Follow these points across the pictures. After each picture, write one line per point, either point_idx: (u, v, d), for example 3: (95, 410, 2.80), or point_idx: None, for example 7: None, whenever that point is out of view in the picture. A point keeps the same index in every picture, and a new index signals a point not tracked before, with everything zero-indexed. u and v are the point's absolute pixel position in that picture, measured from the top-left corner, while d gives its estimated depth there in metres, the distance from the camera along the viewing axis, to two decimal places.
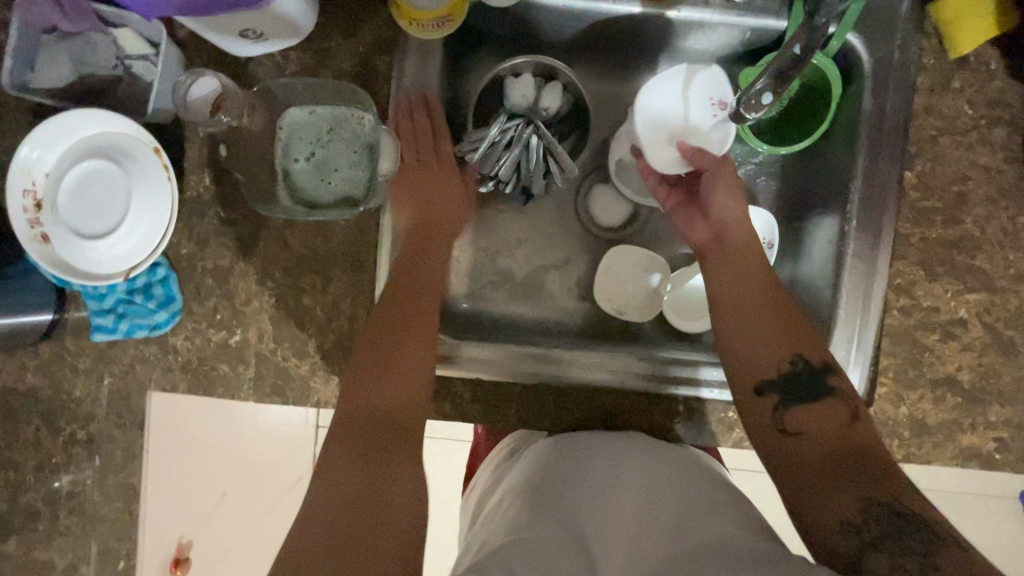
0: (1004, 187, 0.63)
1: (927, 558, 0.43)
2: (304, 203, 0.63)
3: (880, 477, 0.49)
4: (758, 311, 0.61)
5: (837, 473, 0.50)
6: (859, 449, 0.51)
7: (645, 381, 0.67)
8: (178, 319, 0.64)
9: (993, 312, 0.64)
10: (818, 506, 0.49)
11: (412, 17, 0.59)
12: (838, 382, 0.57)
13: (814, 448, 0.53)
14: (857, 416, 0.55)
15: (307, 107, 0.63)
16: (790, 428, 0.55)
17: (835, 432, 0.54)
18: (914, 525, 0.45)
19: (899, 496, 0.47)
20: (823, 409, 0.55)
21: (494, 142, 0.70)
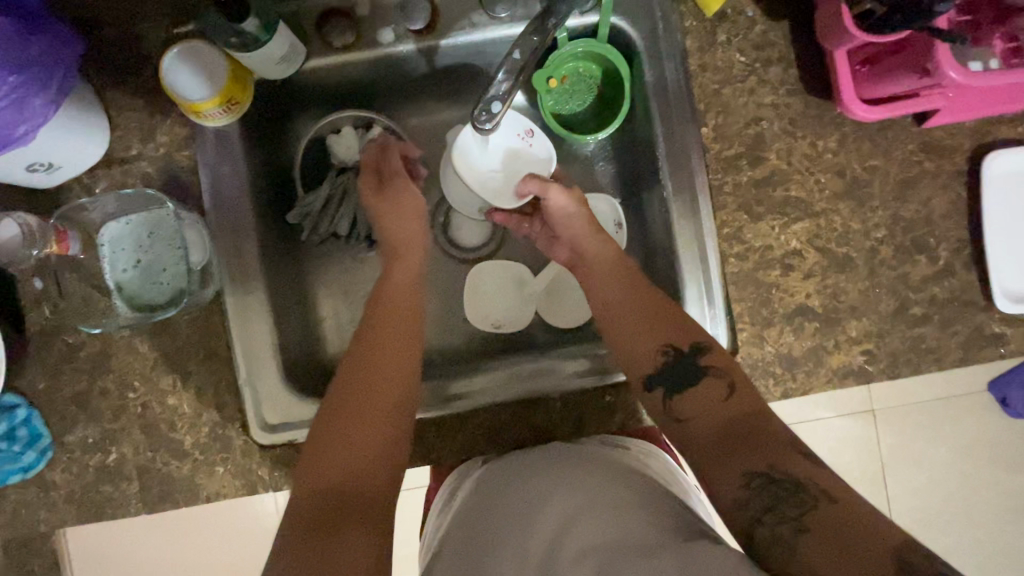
0: (795, 118, 0.66)
1: (798, 520, 0.43)
2: (140, 309, 0.65)
3: (757, 448, 0.48)
4: (629, 311, 0.60)
5: (725, 450, 0.49)
6: (735, 420, 0.51)
7: (539, 384, 0.68)
8: (50, 454, 0.64)
9: (822, 234, 0.66)
10: (711, 482, 0.48)
11: (194, 110, 0.61)
12: (710, 359, 0.55)
13: (699, 438, 0.52)
14: (734, 385, 0.53)
15: (122, 218, 0.65)
16: (679, 415, 0.54)
17: (713, 412, 0.52)
18: (787, 490, 0.45)
19: (774, 463, 0.46)
20: (703, 390, 0.54)
21: (327, 201, 0.72)
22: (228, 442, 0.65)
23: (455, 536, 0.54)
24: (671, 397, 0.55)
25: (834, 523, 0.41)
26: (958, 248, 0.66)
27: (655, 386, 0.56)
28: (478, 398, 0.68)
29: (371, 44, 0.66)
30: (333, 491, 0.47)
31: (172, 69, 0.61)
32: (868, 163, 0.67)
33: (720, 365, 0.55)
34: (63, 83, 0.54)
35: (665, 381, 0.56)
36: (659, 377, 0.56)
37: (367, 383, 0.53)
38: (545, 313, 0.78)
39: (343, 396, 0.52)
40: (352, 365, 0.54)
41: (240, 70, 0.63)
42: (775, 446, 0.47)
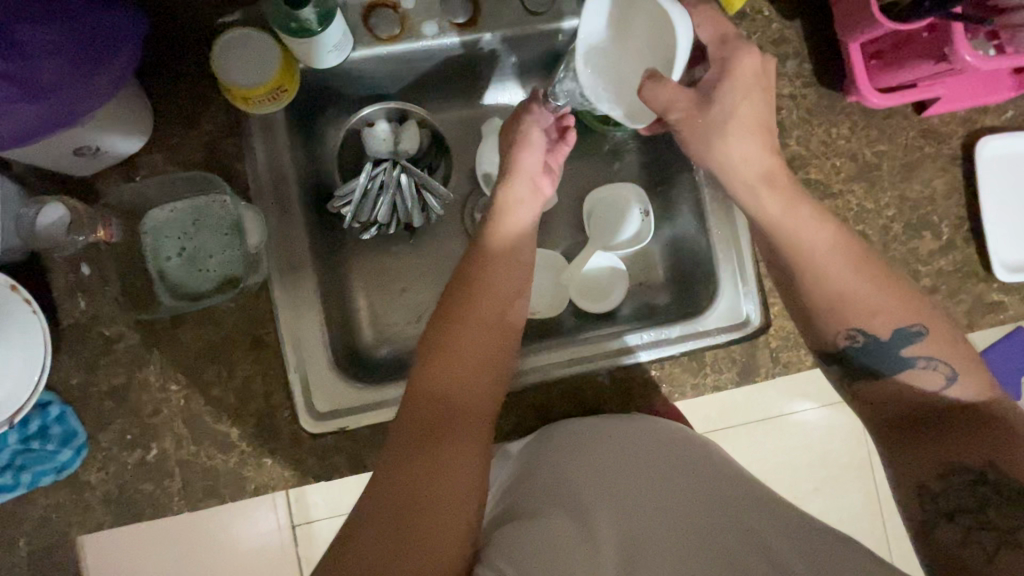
0: (810, 107, 0.72)
1: (1011, 536, 0.48)
2: (186, 297, 0.64)
3: (975, 441, 0.51)
4: (833, 291, 0.55)
5: (940, 436, 0.52)
6: (951, 409, 0.53)
7: (575, 365, 0.69)
8: (85, 452, 0.61)
9: (840, 214, 0.72)
10: (903, 460, 0.53)
11: (245, 96, 0.61)
12: (930, 347, 0.54)
13: (886, 412, 0.56)
14: (954, 373, 0.53)
15: (166, 206, 0.64)
16: (862, 397, 0.58)
17: (926, 398, 0.54)
18: (1000, 490, 0.49)
19: (995, 460, 0.50)
20: (911, 377, 0.54)
21: (366, 190, 0.72)
22: (277, 432, 0.64)
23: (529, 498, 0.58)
24: (863, 377, 0.57)
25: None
26: (959, 224, 0.73)
27: (833, 364, 0.58)
28: (517, 381, 0.68)
29: (415, 36, 0.68)
30: (433, 422, 0.51)
31: (224, 55, 0.61)
32: (877, 148, 0.73)
33: (936, 354, 0.53)
34: (131, 56, 0.54)
35: (862, 362, 0.56)
36: (841, 358, 0.57)
37: (454, 361, 0.54)
38: (578, 300, 0.80)
39: (442, 339, 0.55)
40: (453, 306, 0.57)
41: (290, 59, 0.64)
42: (1004, 445, 0.50)
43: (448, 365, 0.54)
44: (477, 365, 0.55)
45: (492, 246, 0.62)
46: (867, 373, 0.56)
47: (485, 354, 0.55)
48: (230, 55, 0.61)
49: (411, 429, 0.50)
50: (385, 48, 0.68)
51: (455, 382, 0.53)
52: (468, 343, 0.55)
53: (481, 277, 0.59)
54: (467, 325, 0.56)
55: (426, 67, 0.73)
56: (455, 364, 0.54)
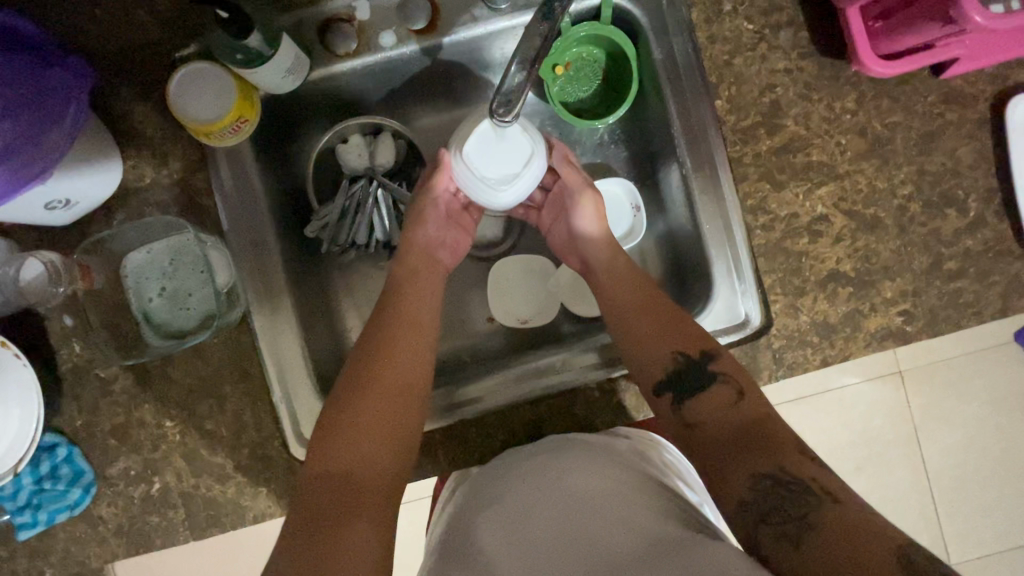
0: (809, 81, 0.65)
1: (802, 520, 0.45)
2: (171, 336, 0.65)
3: (769, 455, 0.50)
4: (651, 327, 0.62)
5: (736, 452, 0.51)
6: (745, 427, 0.53)
7: (556, 380, 0.67)
8: (95, 489, 0.64)
9: (848, 196, 0.65)
10: (718, 482, 0.51)
11: (205, 132, 0.60)
12: (721, 365, 0.57)
13: (707, 441, 0.54)
14: (744, 391, 0.55)
15: (143, 247, 0.65)
16: (689, 420, 0.56)
17: (725, 416, 0.54)
18: (794, 491, 0.46)
19: (784, 465, 0.49)
20: (710, 395, 0.56)
21: (345, 210, 0.72)
22: (270, 461, 0.65)
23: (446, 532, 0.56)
24: (679, 400, 0.57)
25: (840, 520, 0.43)
26: (988, 197, 0.65)
27: (664, 391, 0.58)
28: (493, 400, 0.67)
29: (373, 49, 0.65)
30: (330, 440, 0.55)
31: (180, 91, 0.60)
32: (889, 120, 0.65)
33: (727, 370, 0.57)
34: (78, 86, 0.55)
35: (672, 388, 0.58)
36: (671, 382, 0.58)
37: (357, 432, 0.55)
38: (572, 304, 0.77)
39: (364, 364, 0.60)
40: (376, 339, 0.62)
41: (247, 87, 0.62)
42: (784, 450, 0.50)
43: (341, 429, 0.55)
44: (392, 423, 0.57)
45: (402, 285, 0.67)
46: (683, 394, 0.57)
47: (397, 414, 0.57)
48: (187, 91, 0.60)
49: (305, 504, 0.50)
50: (347, 64, 0.66)
51: (355, 447, 0.54)
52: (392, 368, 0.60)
53: (403, 344, 0.62)
54: (379, 391, 0.58)
55: (391, 78, 0.70)
56: (369, 431, 0.55)
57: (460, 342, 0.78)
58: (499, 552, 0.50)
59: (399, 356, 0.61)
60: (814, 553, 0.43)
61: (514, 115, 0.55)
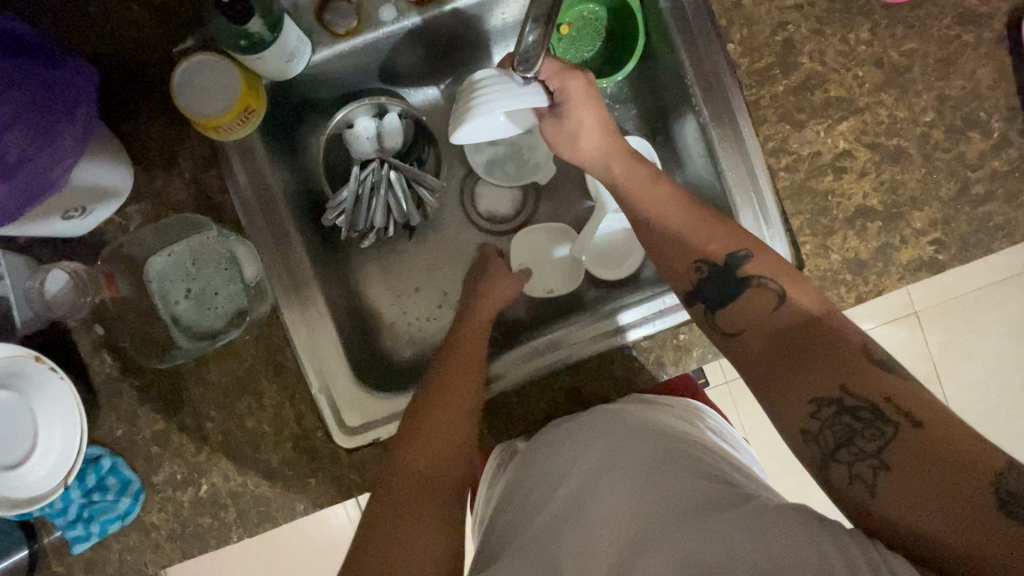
0: (821, 16, 0.64)
1: (876, 458, 0.43)
2: (200, 337, 0.64)
3: (826, 365, 0.47)
4: (671, 236, 0.61)
5: (775, 367, 0.50)
6: (789, 330, 0.51)
7: (597, 343, 0.67)
8: (143, 496, 0.64)
9: (869, 130, 0.64)
10: (776, 406, 0.49)
11: (214, 125, 0.59)
12: (753, 269, 0.56)
13: (750, 349, 0.53)
14: (783, 295, 0.53)
15: (163, 250, 0.64)
16: (729, 329, 0.55)
17: (764, 323, 0.53)
18: (864, 423, 0.44)
19: (847, 384, 0.46)
20: (749, 300, 0.55)
21: (358, 195, 0.70)
22: (315, 452, 0.65)
23: (504, 515, 0.54)
24: (714, 312, 0.56)
25: (915, 453, 0.41)
26: (1011, 116, 0.64)
27: (696, 303, 0.58)
28: (520, 372, 0.66)
29: (373, 25, 0.64)
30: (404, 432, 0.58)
31: (184, 86, 0.59)
32: (905, 48, 0.64)
33: (760, 273, 0.55)
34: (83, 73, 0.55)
35: (702, 296, 0.58)
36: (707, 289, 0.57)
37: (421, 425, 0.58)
38: (594, 267, 0.76)
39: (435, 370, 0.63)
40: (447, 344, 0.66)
41: (250, 76, 0.61)
42: (851, 364, 0.47)
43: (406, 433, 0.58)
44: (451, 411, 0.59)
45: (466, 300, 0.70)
46: (717, 301, 0.56)
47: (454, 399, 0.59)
48: (189, 85, 0.59)
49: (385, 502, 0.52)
50: (348, 43, 0.64)
51: (422, 442, 0.57)
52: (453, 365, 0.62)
53: (457, 344, 0.65)
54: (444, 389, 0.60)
55: (393, 55, 0.68)
56: (430, 426, 0.57)
57: None
58: (553, 522, 0.50)
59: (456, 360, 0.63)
60: (892, 490, 0.42)
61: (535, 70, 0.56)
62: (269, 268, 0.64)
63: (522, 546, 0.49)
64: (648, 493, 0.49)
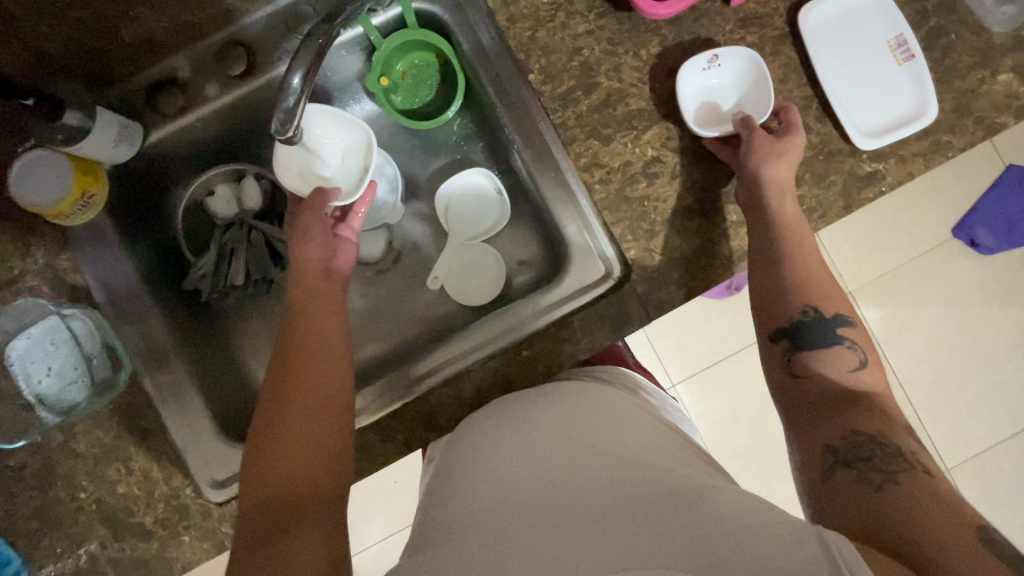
0: (611, 37, 0.69)
1: (888, 472, 0.46)
2: (63, 411, 0.67)
3: (870, 413, 0.52)
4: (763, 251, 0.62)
5: (836, 406, 0.53)
6: (859, 392, 0.55)
7: (528, 321, 0.70)
8: (26, 573, 0.66)
9: (674, 135, 0.68)
10: (813, 430, 0.53)
11: (54, 213, 0.64)
12: (852, 332, 0.59)
13: (812, 393, 0.56)
14: (866, 361, 0.58)
15: (23, 332, 0.66)
16: (799, 373, 0.58)
17: (830, 381, 0.56)
18: (887, 450, 0.47)
19: (882, 431, 0.49)
20: (837, 356, 0.58)
21: (221, 257, 0.75)
22: (187, 508, 0.67)
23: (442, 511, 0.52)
24: (796, 352, 0.58)
25: (928, 488, 0.44)
26: (805, 105, 0.68)
27: (780, 340, 0.60)
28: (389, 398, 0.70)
29: (199, 101, 0.70)
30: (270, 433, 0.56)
31: (18, 180, 0.63)
32: (694, 56, 0.68)
33: (854, 337, 0.59)
34: None
35: (791, 337, 0.59)
36: (789, 330, 0.59)
37: (290, 446, 0.55)
38: (457, 296, 0.80)
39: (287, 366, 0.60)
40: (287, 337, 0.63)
41: (86, 163, 0.66)
42: (899, 426, 0.50)
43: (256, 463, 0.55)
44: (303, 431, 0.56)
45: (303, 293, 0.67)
46: (806, 346, 0.58)
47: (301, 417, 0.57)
48: (21, 178, 0.63)
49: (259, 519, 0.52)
50: (180, 120, 0.70)
51: (290, 447, 0.55)
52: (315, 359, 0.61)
53: (316, 338, 0.63)
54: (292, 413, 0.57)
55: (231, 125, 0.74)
56: (284, 450, 0.55)
57: (367, 354, 0.81)
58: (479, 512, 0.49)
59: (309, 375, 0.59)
60: (882, 501, 0.44)
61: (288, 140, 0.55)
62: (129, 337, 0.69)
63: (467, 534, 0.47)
64: (586, 475, 0.48)
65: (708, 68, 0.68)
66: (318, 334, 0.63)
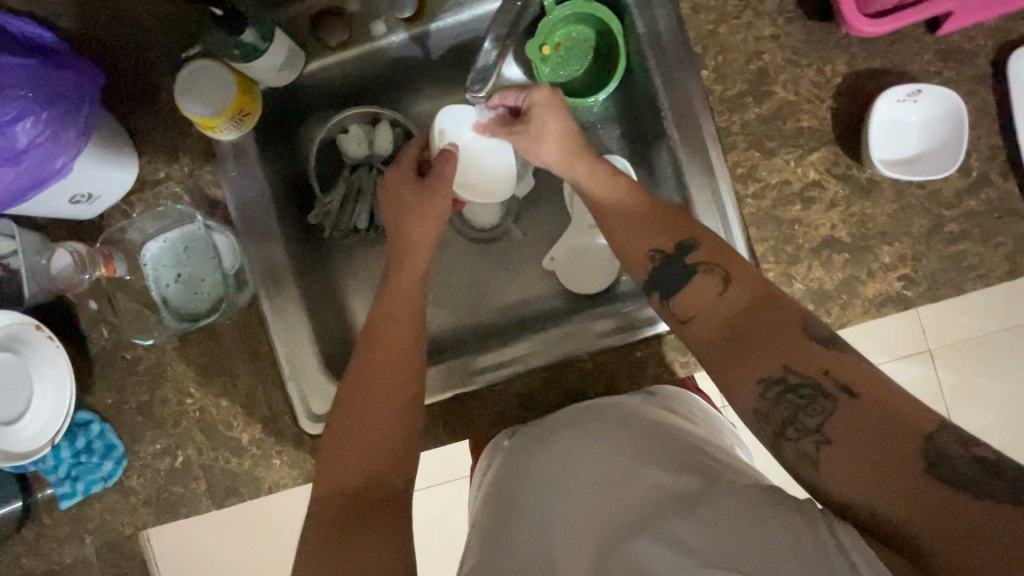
0: (797, 46, 0.64)
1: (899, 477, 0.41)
2: (185, 317, 0.70)
3: (767, 348, 0.49)
4: (614, 213, 0.64)
5: (734, 338, 0.51)
6: (741, 312, 0.52)
7: (589, 342, 0.69)
8: (125, 462, 0.69)
9: (841, 162, 0.64)
10: (727, 388, 0.50)
11: (210, 125, 0.64)
12: (701, 255, 0.56)
13: (704, 327, 0.53)
14: (728, 277, 0.54)
15: (160, 237, 0.70)
16: (683, 316, 0.55)
17: (714, 306, 0.53)
18: (806, 399, 0.46)
19: (789, 362, 0.48)
20: (697, 284, 0.55)
21: (347, 197, 0.75)
22: (282, 434, 0.68)
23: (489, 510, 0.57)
24: (666, 298, 0.57)
25: (852, 424, 0.43)
26: (991, 155, 0.63)
27: (652, 293, 0.58)
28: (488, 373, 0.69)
29: (366, 39, 0.69)
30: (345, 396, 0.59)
31: (185, 88, 0.63)
32: (884, 82, 0.64)
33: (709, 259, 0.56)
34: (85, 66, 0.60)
35: (658, 287, 0.58)
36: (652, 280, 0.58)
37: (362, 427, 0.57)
38: (568, 282, 0.78)
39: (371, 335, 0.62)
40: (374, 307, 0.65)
41: (247, 80, 0.65)
42: (788, 342, 0.48)
43: (330, 463, 0.55)
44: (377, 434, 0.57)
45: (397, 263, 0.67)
46: (675, 285, 0.56)
47: (376, 424, 0.57)
48: (190, 85, 0.63)
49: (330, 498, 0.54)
50: (340, 54, 0.69)
51: (358, 417, 0.57)
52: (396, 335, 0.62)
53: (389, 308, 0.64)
54: (357, 409, 0.57)
55: (385, 69, 0.73)
56: (363, 437, 0.56)
57: (466, 319, 0.81)
58: (530, 520, 0.53)
59: (375, 376, 0.59)
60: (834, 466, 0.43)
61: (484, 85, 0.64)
62: (254, 259, 0.70)
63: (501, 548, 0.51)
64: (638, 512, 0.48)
65: (906, 101, 0.63)
66: (403, 302, 0.65)
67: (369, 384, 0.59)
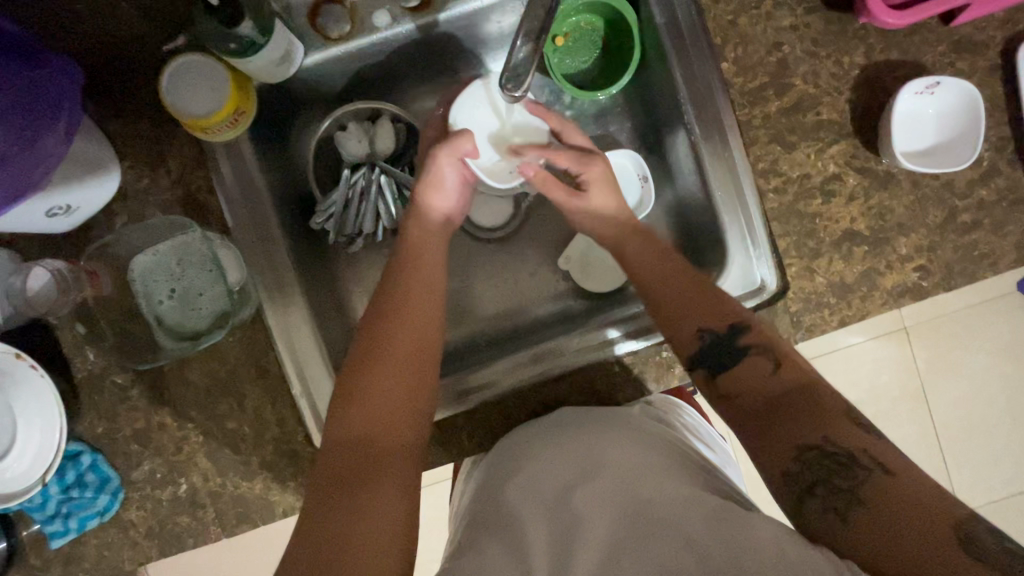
0: (816, 37, 0.64)
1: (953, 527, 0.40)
2: (182, 337, 0.64)
3: (809, 421, 0.49)
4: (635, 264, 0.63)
5: (784, 417, 0.50)
6: (786, 394, 0.51)
7: (572, 360, 0.66)
8: (122, 494, 0.63)
9: (860, 154, 0.64)
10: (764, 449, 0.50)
11: (202, 127, 0.59)
12: (753, 335, 0.55)
13: (748, 409, 0.53)
14: (780, 361, 0.53)
15: (148, 249, 0.64)
16: (727, 392, 0.55)
17: (761, 387, 0.53)
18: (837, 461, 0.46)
19: (829, 435, 0.47)
20: (747, 365, 0.54)
21: (348, 200, 0.70)
22: (294, 455, 0.63)
23: (477, 503, 0.56)
24: (713, 374, 0.56)
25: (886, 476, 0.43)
26: (1000, 146, 0.64)
27: (696, 366, 0.57)
28: (509, 381, 0.66)
29: (367, 30, 0.64)
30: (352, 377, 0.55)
31: (173, 87, 0.59)
32: (899, 73, 0.64)
33: (763, 339, 0.55)
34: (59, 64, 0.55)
35: (704, 363, 0.56)
36: (698, 356, 0.56)
37: (372, 423, 0.53)
38: (583, 281, 0.76)
39: (384, 317, 0.59)
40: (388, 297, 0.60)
41: (240, 77, 0.61)
42: (831, 418, 0.48)
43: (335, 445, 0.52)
44: (381, 434, 0.53)
45: (406, 266, 0.63)
46: (719, 364, 0.56)
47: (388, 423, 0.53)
48: (182, 84, 0.59)
49: (326, 477, 0.50)
50: (339, 48, 0.64)
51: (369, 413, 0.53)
52: (416, 317, 0.59)
53: (409, 300, 0.60)
54: (369, 409, 0.53)
55: (387, 59, 0.68)
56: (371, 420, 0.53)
57: (475, 325, 0.78)
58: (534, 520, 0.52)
59: (392, 367, 0.56)
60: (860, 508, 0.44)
61: (523, 89, 0.55)
62: (253, 268, 0.64)
63: (500, 543, 0.51)
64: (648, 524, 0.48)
65: (923, 93, 0.63)
66: (418, 297, 0.61)
67: (376, 367, 0.56)
